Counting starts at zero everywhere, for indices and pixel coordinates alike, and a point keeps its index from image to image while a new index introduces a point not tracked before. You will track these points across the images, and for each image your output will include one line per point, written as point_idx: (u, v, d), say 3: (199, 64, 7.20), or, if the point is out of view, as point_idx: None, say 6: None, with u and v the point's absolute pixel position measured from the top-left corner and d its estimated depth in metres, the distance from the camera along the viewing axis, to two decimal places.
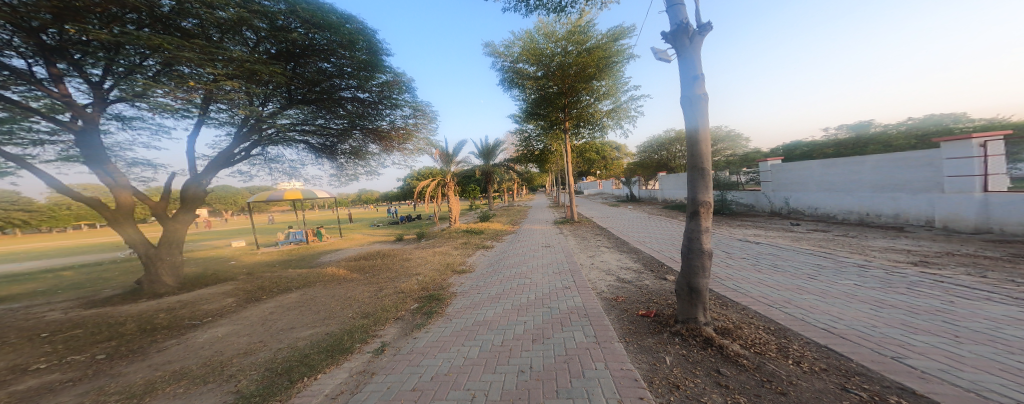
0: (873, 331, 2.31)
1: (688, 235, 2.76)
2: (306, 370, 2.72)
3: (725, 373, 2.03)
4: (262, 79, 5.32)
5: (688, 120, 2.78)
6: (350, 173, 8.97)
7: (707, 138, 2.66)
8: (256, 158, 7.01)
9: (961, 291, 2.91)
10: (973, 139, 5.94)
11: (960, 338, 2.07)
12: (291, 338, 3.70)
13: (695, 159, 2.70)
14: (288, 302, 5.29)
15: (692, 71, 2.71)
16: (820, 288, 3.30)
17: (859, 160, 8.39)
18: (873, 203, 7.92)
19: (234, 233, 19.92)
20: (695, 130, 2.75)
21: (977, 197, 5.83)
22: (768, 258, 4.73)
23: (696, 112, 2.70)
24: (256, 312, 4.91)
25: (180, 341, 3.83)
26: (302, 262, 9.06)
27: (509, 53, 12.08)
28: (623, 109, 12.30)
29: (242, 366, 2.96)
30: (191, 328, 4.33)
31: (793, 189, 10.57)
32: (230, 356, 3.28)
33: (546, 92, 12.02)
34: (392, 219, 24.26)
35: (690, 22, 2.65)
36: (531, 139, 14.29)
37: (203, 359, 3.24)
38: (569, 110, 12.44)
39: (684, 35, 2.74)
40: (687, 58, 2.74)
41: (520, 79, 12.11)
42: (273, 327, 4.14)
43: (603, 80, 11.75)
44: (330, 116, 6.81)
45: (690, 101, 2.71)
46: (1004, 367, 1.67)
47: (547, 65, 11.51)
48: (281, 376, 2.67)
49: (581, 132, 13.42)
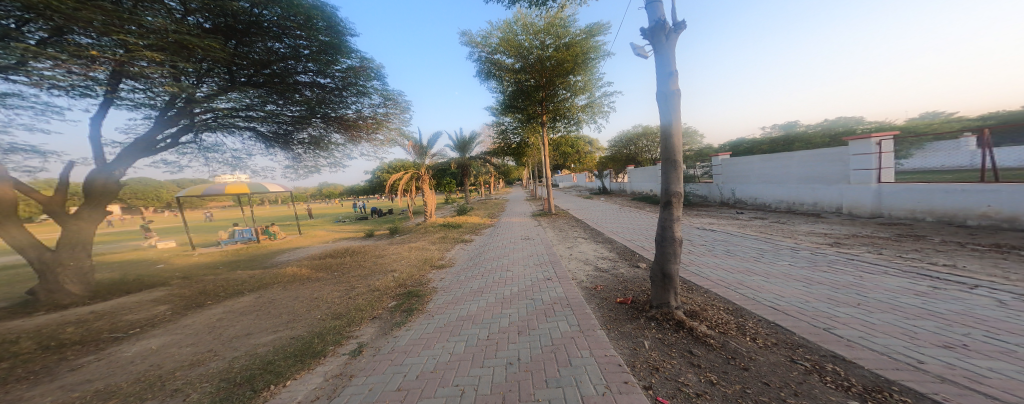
0: (807, 306, 2.77)
1: (661, 224, 3.00)
2: (272, 378, 2.51)
3: (697, 353, 2.30)
4: (193, 56, 4.45)
5: (663, 115, 2.97)
6: (310, 165, 8.04)
7: (679, 131, 2.88)
8: (187, 146, 5.92)
9: (867, 266, 3.59)
10: (871, 138, 7.16)
11: (869, 307, 2.57)
12: (248, 345, 3.35)
13: (668, 152, 2.92)
14: (241, 306, 4.78)
15: (668, 68, 2.88)
16: (764, 270, 3.81)
17: (788, 156, 9.67)
18: (798, 193, 9.14)
19: (163, 232, 17.14)
20: (668, 125, 2.96)
21: (873, 188, 7.06)
22: (722, 243, 5.35)
23: (670, 106, 2.89)
24: (200, 319, 4.36)
25: (101, 357, 3.29)
26: (255, 263, 8.15)
27: (487, 43, 11.63)
28: (598, 105, 12.48)
29: (189, 379, 2.64)
30: (115, 342, 3.72)
31: (738, 181, 11.83)
32: (172, 369, 2.89)
33: (523, 85, 11.89)
34: (360, 214, 22.75)
35: (667, 20, 2.82)
36: (508, 132, 14.21)
37: (136, 375, 2.82)
38: (545, 104, 12.39)
39: (661, 32, 2.90)
40: (662, 55, 2.91)
41: (498, 71, 11.88)
42: (223, 334, 3.71)
43: (580, 75, 11.70)
44: (283, 102, 5.94)
45: (665, 97, 2.91)
46: (903, 331, 2.11)
47: (525, 58, 11.39)
48: (242, 385, 2.44)
49: (557, 126, 13.48)
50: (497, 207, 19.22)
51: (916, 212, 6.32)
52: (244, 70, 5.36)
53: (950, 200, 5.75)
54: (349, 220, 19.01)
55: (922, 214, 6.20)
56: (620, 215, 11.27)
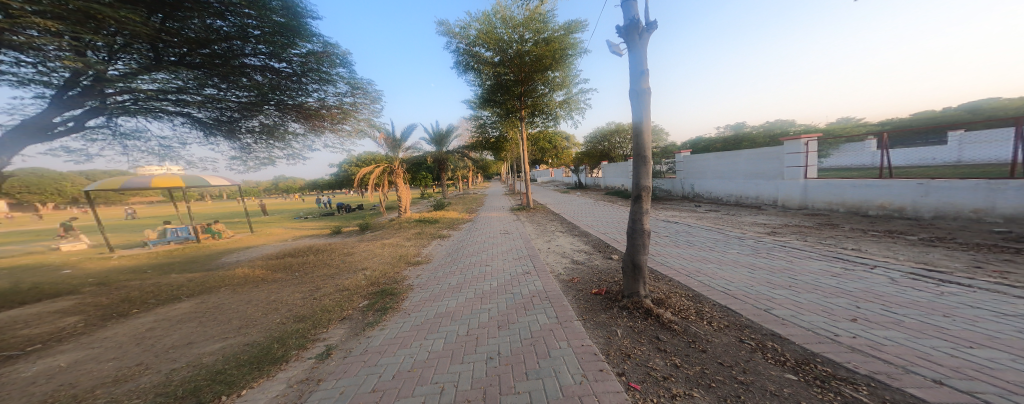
0: (751, 289, 3.21)
1: (632, 217, 3.22)
2: (223, 388, 2.31)
3: (664, 339, 2.57)
4: (104, 29, 3.65)
5: (635, 113, 3.12)
6: (262, 157, 7.19)
7: (648, 129, 3.06)
8: (95, 132, 4.92)
9: (797, 252, 4.23)
10: (801, 139, 8.24)
11: (797, 289, 3.07)
12: (190, 355, 3.01)
13: (638, 148, 3.10)
14: (177, 314, 4.23)
15: (640, 66, 3.01)
16: (718, 258, 4.31)
17: (735, 153, 10.81)
18: (743, 187, 10.29)
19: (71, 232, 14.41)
20: (639, 122, 3.13)
21: (802, 183, 8.21)
22: (683, 234, 5.91)
23: (642, 105, 3.04)
24: (125, 329, 3.79)
25: None
26: (195, 265, 7.20)
27: (465, 34, 11.19)
28: (575, 101, 12.60)
29: (114, 396, 2.31)
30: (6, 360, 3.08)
31: (695, 176, 12.96)
32: (90, 387, 2.49)
33: (502, 79, 11.68)
34: (323, 209, 21.08)
35: (640, 19, 2.93)
36: (487, 126, 14.02)
37: (39, 396, 2.38)
38: (524, 99, 12.27)
39: (635, 31, 3.01)
40: (635, 53, 3.03)
41: (476, 64, 11.55)
42: (155, 346, 3.27)
43: (558, 71, 11.68)
44: (227, 86, 5.20)
45: (637, 95, 3.06)
46: (822, 309, 2.57)
47: (504, 51, 11.16)
48: (186, 398, 2.21)
49: (535, 121, 13.40)
50: (475, 203, 19.00)
51: (832, 204, 7.49)
52: (174, 49, 4.51)
53: (857, 194, 6.91)
54: (311, 216, 17.54)
55: (837, 205, 7.38)
56: (594, 209, 11.80)
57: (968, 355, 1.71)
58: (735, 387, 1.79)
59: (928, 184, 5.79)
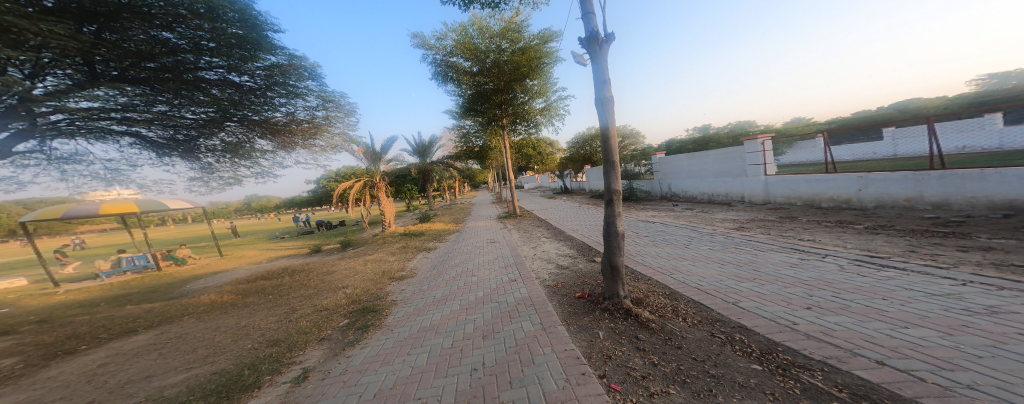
0: (721, 284, 3.38)
1: (607, 220, 3.31)
2: None
3: (642, 338, 2.65)
4: (29, 43, 3.37)
5: (601, 119, 3.24)
6: (228, 177, 6.84)
7: (614, 134, 3.18)
8: (27, 155, 4.49)
9: (761, 245, 4.51)
10: (757, 139, 8.88)
11: (761, 281, 3.26)
12: (150, 388, 2.79)
13: (607, 153, 3.20)
14: (135, 347, 3.91)
15: (602, 76, 3.15)
16: (692, 255, 4.51)
17: (705, 154, 11.38)
18: (713, 185, 10.84)
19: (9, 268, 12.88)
20: (606, 127, 3.25)
21: (763, 180, 8.77)
22: (660, 234, 6.14)
23: (607, 112, 3.16)
24: (71, 368, 3.45)
25: None
26: (155, 295, 6.65)
27: (442, 46, 11.28)
28: (554, 108, 12.86)
29: None
30: None
31: (670, 176, 13.51)
32: None
33: (481, 88, 11.79)
34: (302, 228, 20.15)
35: (599, 32, 3.07)
36: (470, 135, 14.13)
37: None
38: (505, 106, 12.38)
39: (595, 42, 3.15)
40: (597, 63, 3.17)
41: (455, 74, 11.64)
42: (108, 382, 3.01)
43: (536, 79, 11.95)
44: (182, 102, 4.94)
45: (601, 103, 3.18)
46: (784, 299, 2.74)
47: (482, 61, 11.33)
48: None
49: (517, 128, 13.43)
50: (462, 212, 18.79)
51: (791, 198, 8.03)
52: (115, 63, 4.23)
53: (810, 188, 7.47)
54: (288, 235, 16.72)
55: (795, 199, 7.92)
56: (578, 213, 12.01)
57: (903, 334, 1.89)
58: (708, 381, 1.88)
59: (866, 177, 6.34)
